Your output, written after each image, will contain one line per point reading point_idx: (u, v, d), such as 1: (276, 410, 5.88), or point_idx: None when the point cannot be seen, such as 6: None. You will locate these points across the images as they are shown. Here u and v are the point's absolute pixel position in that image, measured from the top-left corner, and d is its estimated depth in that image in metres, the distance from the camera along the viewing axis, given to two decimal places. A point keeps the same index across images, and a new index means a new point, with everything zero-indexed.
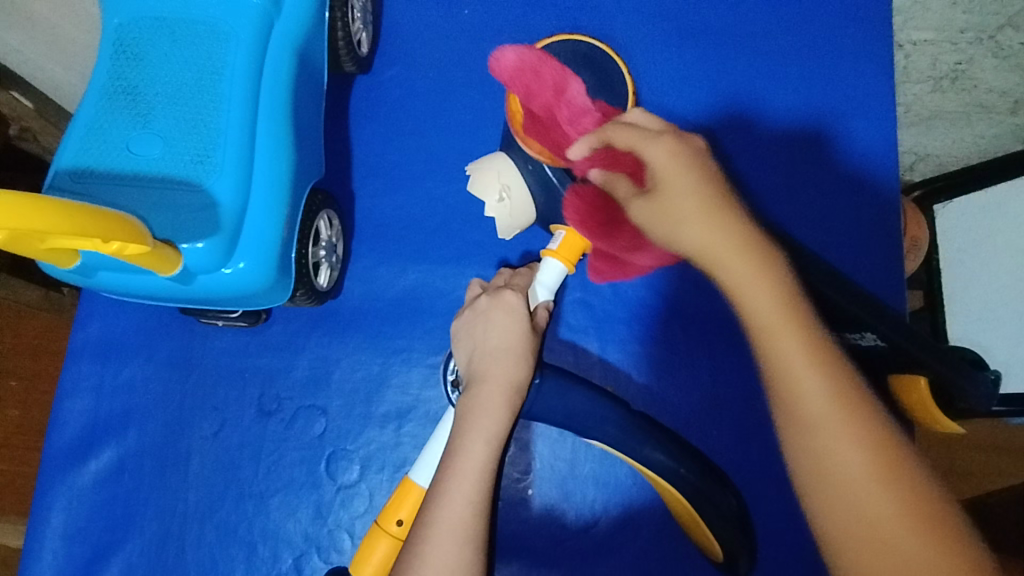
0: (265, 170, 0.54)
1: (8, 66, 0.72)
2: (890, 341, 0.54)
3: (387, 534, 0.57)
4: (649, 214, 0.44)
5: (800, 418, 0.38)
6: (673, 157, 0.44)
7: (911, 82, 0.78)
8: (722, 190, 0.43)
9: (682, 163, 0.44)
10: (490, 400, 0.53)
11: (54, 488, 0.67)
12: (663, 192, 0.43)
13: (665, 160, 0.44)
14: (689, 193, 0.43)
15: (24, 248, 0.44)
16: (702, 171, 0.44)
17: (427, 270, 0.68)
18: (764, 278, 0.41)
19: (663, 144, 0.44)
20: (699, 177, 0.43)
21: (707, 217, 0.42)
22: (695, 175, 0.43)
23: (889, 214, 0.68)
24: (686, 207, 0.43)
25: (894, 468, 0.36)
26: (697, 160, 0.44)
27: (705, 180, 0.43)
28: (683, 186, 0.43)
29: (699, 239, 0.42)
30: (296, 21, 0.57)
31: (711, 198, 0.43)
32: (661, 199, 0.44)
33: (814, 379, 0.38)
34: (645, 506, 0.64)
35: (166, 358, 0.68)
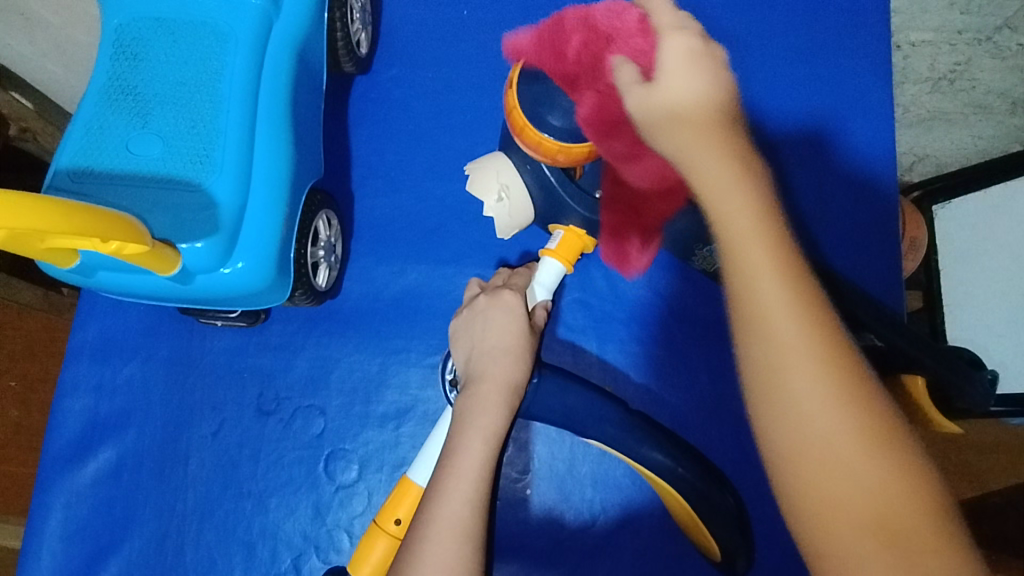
0: (265, 170, 0.54)
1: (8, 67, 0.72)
2: (887, 341, 0.54)
3: (385, 533, 0.57)
4: (643, 100, 0.43)
5: (778, 382, 0.37)
6: (688, 53, 0.43)
7: (909, 83, 0.78)
8: (721, 98, 0.43)
9: (695, 59, 0.43)
10: (489, 399, 0.53)
11: (54, 487, 0.67)
12: (666, 76, 0.43)
13: (677, 50, 0.43)
14: (690, 85, 0.42)
15: (24, 247, 0.44)
16: (714, 70, 0.43)
17: (426, 270, 0.68)
18: (736, 188, 0.40)
19: (683, 37, 0.43)
20: (709, 78, 0.42)
21: (702, 115, 0.41)
22: (705, 69, 0.43)
23: (887, 214, 0.68)
24: (683, 95, 0.42)
25: (879, 445, 0.35)
26: (714, 61, 0.43)
27: (709, 83, 0.42)
28: (688, 76, 0.42)
29: (687, 135, 0.41)
30: (296, 22, 0.58)
31: (712, 101, 0.42)
32: (660, 86, 0.43)
33: (790, 346, 0.37)
34: (644, 505, 0.64)
35: (165, 357, 0.68)
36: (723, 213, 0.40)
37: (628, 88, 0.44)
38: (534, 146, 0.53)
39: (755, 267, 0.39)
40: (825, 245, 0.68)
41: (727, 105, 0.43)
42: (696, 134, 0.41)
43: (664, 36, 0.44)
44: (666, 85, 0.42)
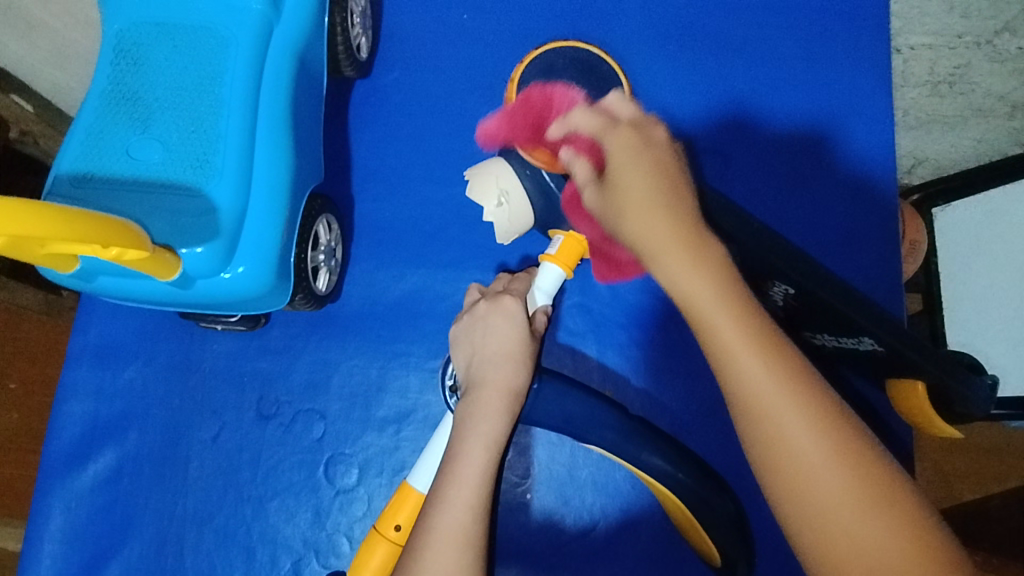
0: (265, 175, 0.54)
1: (8, 70, 0.72)
2: (887, 346, 0.54)
3: (386, 539, 0.57)
4: (600, 204, 0.45)
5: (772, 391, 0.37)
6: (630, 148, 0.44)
7: (908, 87, 0.77)
8: (676, 188, 0.43)
9: (638, 152, 0.43)
10: (489, 405, 0.53)
11: (53, 491, 0.67)
12: (615, 175, 0.43)
13: (620, 147, 0.44)
14: (639, 180, 0.42)
15: (25, 253, 0.44)
16: (660, 156, 0.44)
17: (427, 274, 0.68)
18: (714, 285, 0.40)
19: (621, 134, 0.44)
20: (655, 166, 0.43)
21: (659, 208, 0.42)
22: (650, 158, 0.43)
23: (888, 219, 0.68)
24: (634, 194, 0.42)
25: None
26: (659, 148, 0.44)
27: (658, 173, 0.43)
28: (635, 171, 0.43)
29: (644, 231, 0.42)
30: (296, 28, 0.58)
31: (664, 192, 0.42)
32: (612, 185, 0.44)
33: None
34: (643, 510, 0.64)
35: (165, 361, 0.68)
36: (692, 298, 0.40)
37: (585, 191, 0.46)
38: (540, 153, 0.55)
39: (722, 340, 0.39)
40: (824, 251, 0.68)
41: (680, 186, 0.43)
42: (659, 231, 0.41)
43: (603, 135, 0.45)
44: (617, 185, 0.43)
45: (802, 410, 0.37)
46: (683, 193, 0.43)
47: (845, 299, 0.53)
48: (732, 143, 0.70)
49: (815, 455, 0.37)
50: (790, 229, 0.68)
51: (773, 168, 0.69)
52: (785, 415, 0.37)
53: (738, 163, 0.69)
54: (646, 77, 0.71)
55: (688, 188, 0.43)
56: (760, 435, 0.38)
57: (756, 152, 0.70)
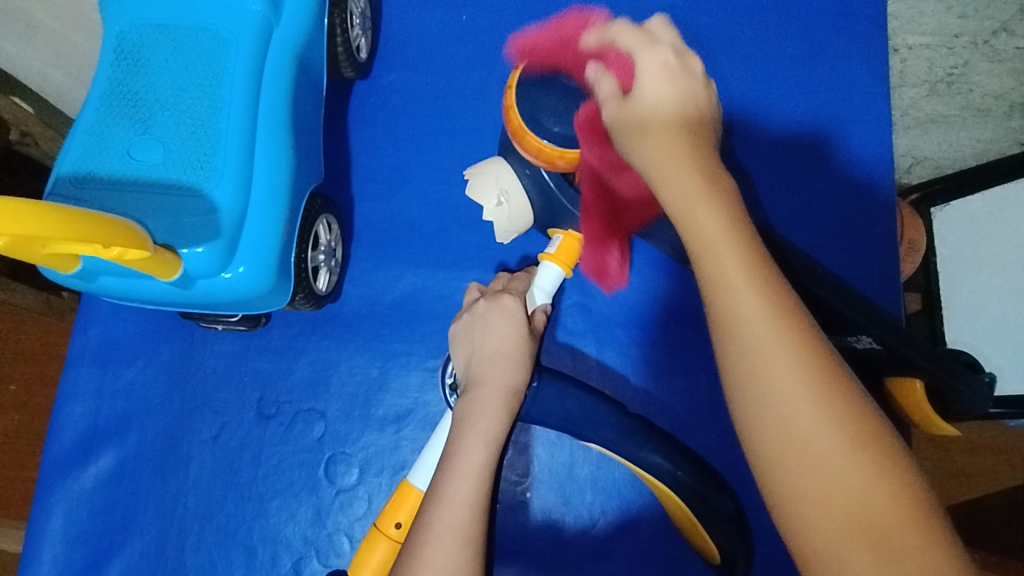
0: (265, 176, 0.54)
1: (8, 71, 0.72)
2: (885, 345, 0.54)
3: (386, 537, 0.57)
4: (621, 115, 0.45)
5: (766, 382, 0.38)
6: (664, 68, 0.44)
7: (907, 86, 0.78)
8: (696, 120, 0.44)
9: (674, 73, 0.44)
10: (488, 403, 0.53)
11: (55, 491, 0.67)
12: (643, 90, 0.44)
13: (654, 66, 0.44)
14: (664, 100, 0.43)
15: (26, 253, 0.44)
16: (689, 83, 0.44)
17: (427, 274, 0.68)
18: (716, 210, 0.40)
19: (659, 53, 0.45)
20: (683, 92, 0.44)
21: (671, 131, 0.43)
22: (678, 82, 0.44)
23: (885, 217, 0.68)
24: (656, 111, 0.43)
25: None
26: (692, 76, 0.45)
27: (682, 98, 0.44)
28: (663, 91, 0.44)
29: (660, 146, 0.42)
30: (296, 29, 0.58)
31: (683, 117, 0.43)
32: (637, 101, 0.44)
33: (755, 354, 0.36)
34: (643, 508, 0.64)
35: (166, 361, 0.68)
36: (697, 222, 0.40)
37: (608, 103, 0.46)
38: (535, 154, 0.54)
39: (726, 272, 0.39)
40: (822, 250, 0.68)
41: (698, 114, 0.44)
42: (672, 150, 0.42)
43: (639, 55, 0.46)
44: (643, 99, 0.44)
45: (802, 381, 0.36)
46: (699, 122, 0.44)
47: (842, 298, 0.54)
48: (730, 143, 0.70)
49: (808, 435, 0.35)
50: (788, 227, 0.68)
51: (771, 167, 0.70)
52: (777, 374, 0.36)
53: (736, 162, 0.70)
54: None
55: (704, 127, 0.44)
56: (751, 400, 0.37)
57: (754, 151, 0.70)
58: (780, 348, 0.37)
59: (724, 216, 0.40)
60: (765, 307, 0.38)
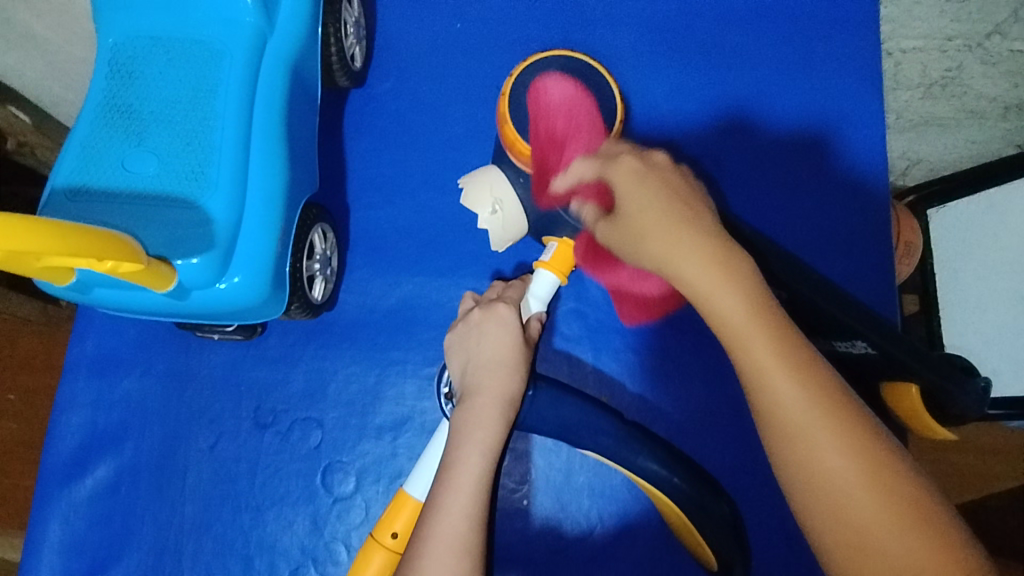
0: (259, 187, 0.55)
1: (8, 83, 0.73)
2: (880, 349, 0.54)
3: (384, 547, 0.57)
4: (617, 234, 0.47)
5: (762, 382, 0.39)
6: (636, 177, 0.46)
7: (901, 89, 0.78)
8: (684, 202, 0.45)
9: (643, 177, 0.46)
10: (483, 413, 0.53)
11: (52, 502, 0.67)
12: (626, 206, 0.46)
13: (624, 178, 0.47)
14: (649, 206, 0.45)
15: (20, 267, 0.44)
16: (663, 179, 0.46)
17: (422, 282, 0.68)
18: (726, 280, 0.42)
19: (626, 166, 0.47)
20: (664, 190, 0.45)
21: (674, 231, 0.43)
22: (654, 181, 0.46)
23: (880, 222, 0.68)
24: (647, 221, 0.45)
25: None
26: (660, 172, 0.47)
27: (669, 192, 0.45)
28: (645, 199, 0.45)
29: (667, 248, 0.43)
30: (290, 40, 0.58)
31: (674, 207, 0.44)
32: (624, 217, 0.46)
33: None
34: (640, 515, 0.64)
35: (163, 371, 0.68)
36: (723, 315, 0.41)
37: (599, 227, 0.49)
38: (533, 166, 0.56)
39: (757, 355, 0.40)
40: (817, 255, 0.68)
41: (688, 201, 0.45)
42: (684, 254, 0.43)
43: (603, 175, 0.49)
44: (630, 215, 0.45)
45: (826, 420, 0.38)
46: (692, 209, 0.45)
47: (833, 301, 0.54)
48: (725, 149, 0.70)
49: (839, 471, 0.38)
50: (783, 232, 0.69)
51: (765, 172, 0.70)
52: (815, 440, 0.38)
53: (730, 167, 0.70)
54: (638, 84, 0.71)
55: (702, 208, 0.45)
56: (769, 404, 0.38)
57: (748, 156, 0.70)
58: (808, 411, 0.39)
59: (751, 300, 0.41)
60: (795, 377, 0.40)
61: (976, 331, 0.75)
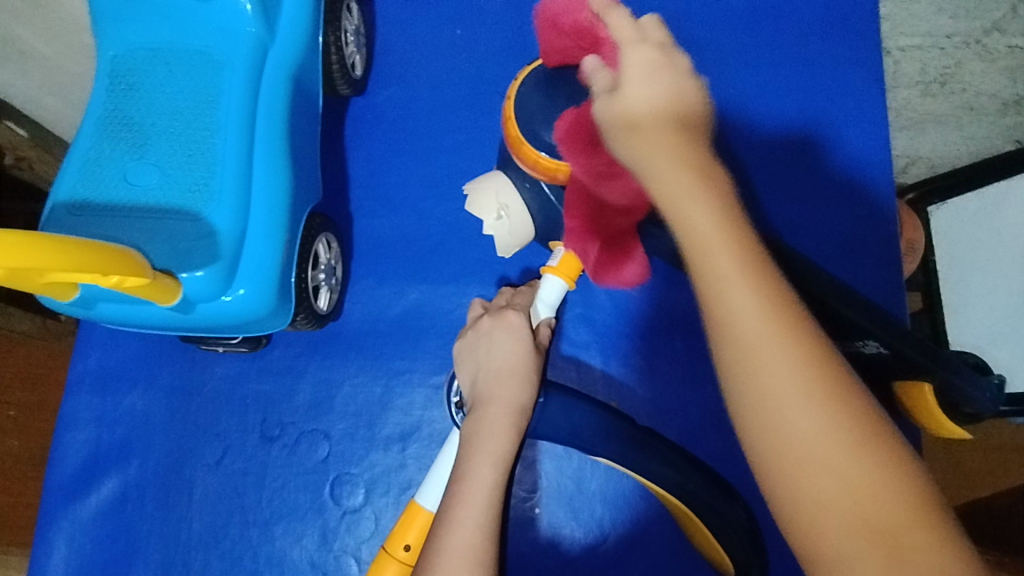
0: (263, 196, 0.54)
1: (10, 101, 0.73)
2: (892, 349, 0.54)
3: (395, 560, 0.57)
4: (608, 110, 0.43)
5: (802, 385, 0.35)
6: (649, 65, 0.43)
7: (900, 87, 0.79)
8: (688, 112, 0.42)
9: (658, 71, 0.43)
10: (494, 422, 0.53)
11: (57, 520, 0.66)
12: (627, 88, 0.43)
13: (641, 64, 0.43)
14: (655, 99, 0.42)
15: (23, 282, 0.44)
16: (678, 77, 0.43)
17: (428, 290, 0.68)
18: (704, 195, 0.38)
19: (643, 50, 0.43)
20: (674, 87, 0.42)
21: (659, 127, 0.41)
22: (667, 78, 0.43)
23: (885, 221, 0.68)
24: (642, 111, 0.41)
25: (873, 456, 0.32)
26: (679, 71, 0.43)
27: (675, 97, 0.42)
28: (651, 91, 0.42)
29: (641, 149, 0.41)
30: (291, 49, 0.58)
31: (676, 114, 0.41)
32: (624, 99, 0.42)
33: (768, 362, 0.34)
34: (653, 521, 0.64)
35: (166, 386, 0.67)
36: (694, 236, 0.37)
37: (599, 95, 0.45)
38: (534, 165, 0.54)
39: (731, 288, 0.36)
40: (824, 255, 0.68)
41: (693, 110, 0.42)
42: (669, 151, 0.40)
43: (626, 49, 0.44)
44: (631, 102, 0.42)
45: None
46: (696, 120, 0.42)
47: (847, 303, 0.53)
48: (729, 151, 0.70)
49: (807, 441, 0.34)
50: (787, 232, 0.68)
51: (768, 173, 0.69)
52: (779, 370, 0.34)
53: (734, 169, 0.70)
54: None
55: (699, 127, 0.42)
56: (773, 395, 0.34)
57: (749, 156, 0.70)
58: (786, 351, 0.34)
59: (726, 225, 0.37)
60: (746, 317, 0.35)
61: (983, 328, 0.74)
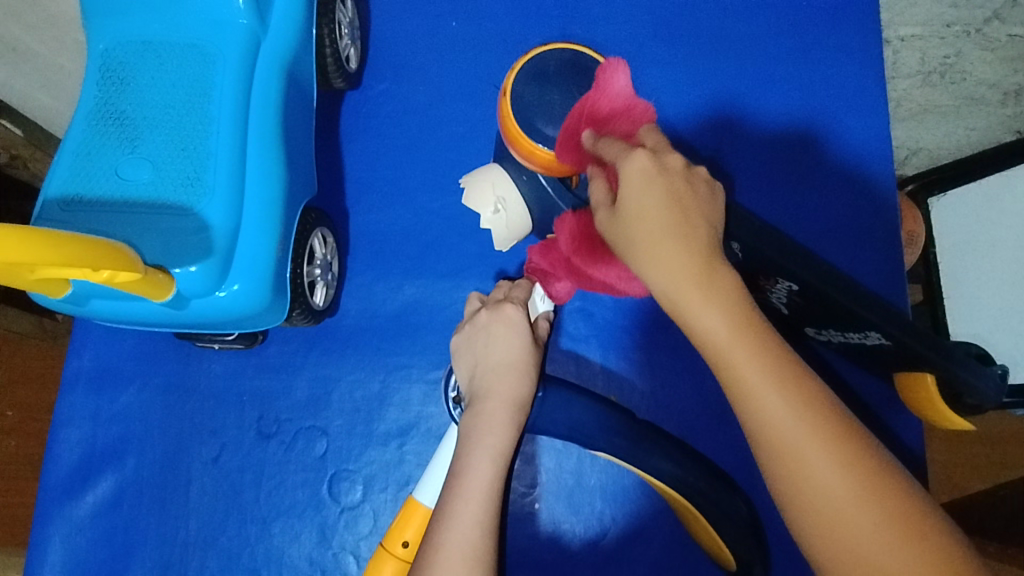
0: (256, 190, 0.53)
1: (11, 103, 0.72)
2: (894, 339, 0.52)
3: (394, 556, 0.57)
4: (611, 229, 0.41)
5: None
6: (644, 177, 0.40)
7: (900, 77, 0.77)
8: (688, 215, 0.40)
9: (653, 181, 0.40)
10: (492, 416, 0.52)
11: (53, 520, 0.65)
12: (624, 208, 0.40)
13: (633, 176, 0.40)
14: (652, 214, 0.39)
15: (13, 279, 0.43)
16: (672, 182, 0.40)
17: (425, 285, 0.67)
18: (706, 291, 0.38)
19: (640, 163, 0.40)
20: (671, 199, 0.40)
21: (667, 245, 0.39)
22: (662, 188, 0.40)
23: (886, 213, 0.67)
24: (645, 231, 0.39)
25: None
26: (674, 176, 0.40)
27: (674, 205, 0.39)
28: (647, 203, 0.39)
29: (651, 264, 0.39)
30: (284, 40, 0.57)
31: (676, 221, 0.39)
32: (622, 218, 0.40)
33: None
34: (653, 516, 0.63)
35: (162, 384, 0.67)
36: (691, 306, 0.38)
37: (599, 213, 0.42)
38: (530, 159, 0.53)
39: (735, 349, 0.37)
40: (825, 247, 0.67)
41: (693, 213, 0.40)
42: (674, 268, 0.38)
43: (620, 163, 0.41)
44: (632, 218, 0.40)
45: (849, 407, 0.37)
46: (696, 223, 0.40)
47: (849, 294, 0.51)
48: (727, 145, 0.69)
49: (802, 442, 0.35)
50: (788, 224, 0.68)
51: (768, 165, 0.69)
52: None
53: (733, 161, 0.69)
54: (641, 80, 0.70)
55: (704, 222, 0.40)
56: None
57: (749, 149, 0.69)
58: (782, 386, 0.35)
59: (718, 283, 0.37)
60: None
61: (986, 318, 0.73)
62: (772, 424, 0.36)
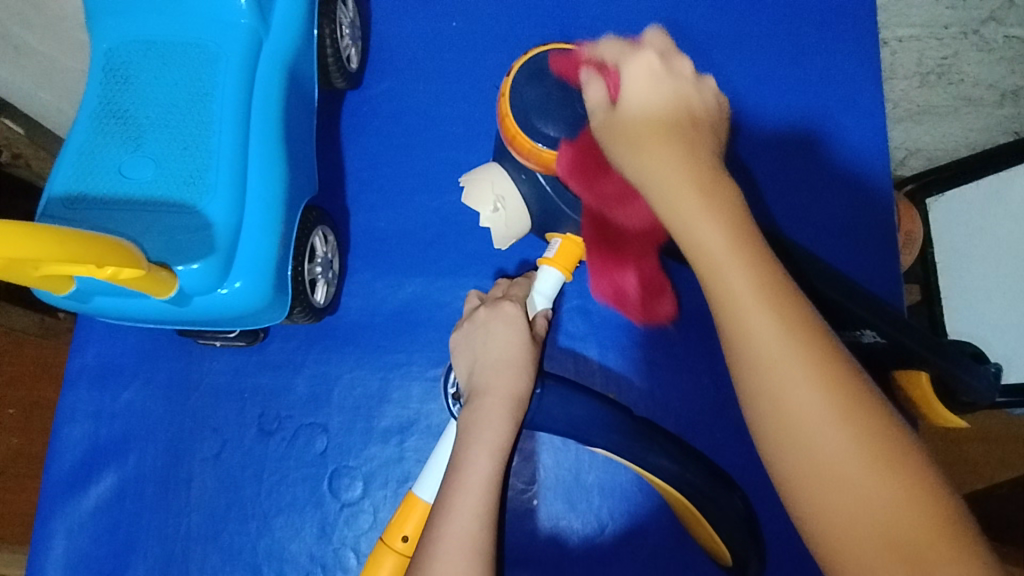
0: (257, 189, 0.54)
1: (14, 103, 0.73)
2: (889, 337, 0.53)
3: (393, 550, 0.57)
4: (608, 121, 0.46)
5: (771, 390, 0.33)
6: (651, 74, 0.46)
7: (898, 78, 0.78)
8: (691, 117, 0.44)
9: (659, 80, 0.45)
10: (491, 411, 0.53)
11: (55, 515, 0.66)
12: (628, 98, 0.46)
13: (641, 70, 0.46)
14: (654, 106, 0.44)
15: (18, 275, 0.44)
16: (679, 85, 0.45)
17: (425, 283, 0.68)
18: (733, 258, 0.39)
19: (648, 60, 0.46)
20: (675, 96, 0.45)
21: (663, 133, 0.43)
22: (668, 87, 0.45)
23: (882, 211, 0.68)
24: (641, 118, 0.44)
25: None
26: (678, 78, 0.46)
27: (675, 104, 0.44)
28: (651, 96, 0.45)
29: (649, 156, 0.43)
30: (285, 41, 0.58)
31: (677, 117, 0.44)
32: (623, 111, 0.45)
33: None
34: (650, 512, 0.64)
35: (164, 380, 0.67)
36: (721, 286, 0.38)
37: (597, 107, 0.48)
38: (529, 157, 0.54)
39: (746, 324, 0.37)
40: (822, 246, 0.68)
41: (696, 116, 0.45)
42: (669, 161, 0.42)
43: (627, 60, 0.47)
44: (634, 108, 0.45)
45: None
46: (696, 125, 0.44)
47: (848, 294, 0.53)
48: None
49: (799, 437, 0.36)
50: (785, 223, 0.68)
51: (766, 165, 0.69)
52: None
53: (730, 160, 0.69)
54: None
55: (703, 130, 0.45)
56: None
57: (747, 149, 0.69)
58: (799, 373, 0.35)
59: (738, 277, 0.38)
60: None
61: (982, 317, 0.74)
62: (770, 420, 0.36)
